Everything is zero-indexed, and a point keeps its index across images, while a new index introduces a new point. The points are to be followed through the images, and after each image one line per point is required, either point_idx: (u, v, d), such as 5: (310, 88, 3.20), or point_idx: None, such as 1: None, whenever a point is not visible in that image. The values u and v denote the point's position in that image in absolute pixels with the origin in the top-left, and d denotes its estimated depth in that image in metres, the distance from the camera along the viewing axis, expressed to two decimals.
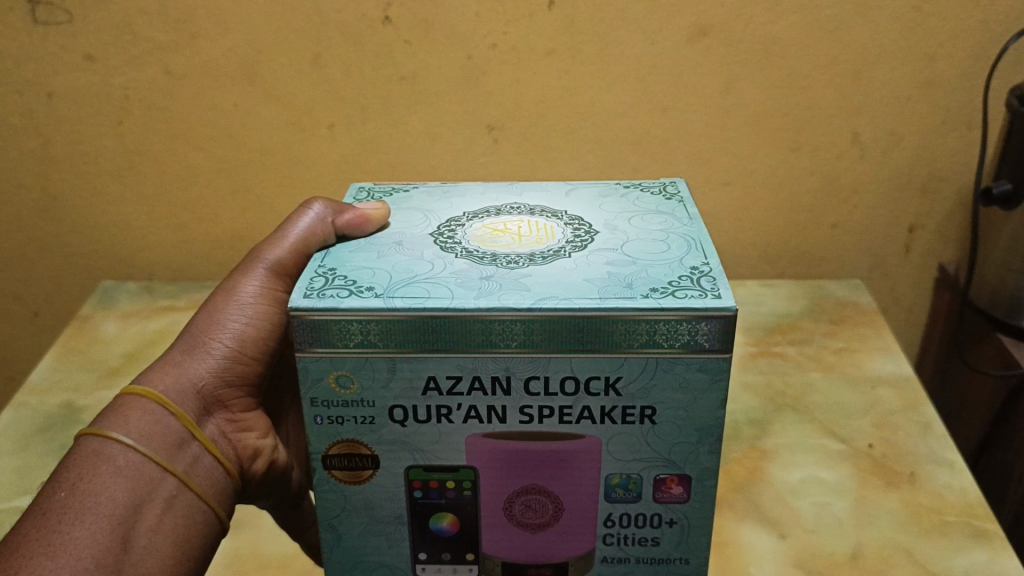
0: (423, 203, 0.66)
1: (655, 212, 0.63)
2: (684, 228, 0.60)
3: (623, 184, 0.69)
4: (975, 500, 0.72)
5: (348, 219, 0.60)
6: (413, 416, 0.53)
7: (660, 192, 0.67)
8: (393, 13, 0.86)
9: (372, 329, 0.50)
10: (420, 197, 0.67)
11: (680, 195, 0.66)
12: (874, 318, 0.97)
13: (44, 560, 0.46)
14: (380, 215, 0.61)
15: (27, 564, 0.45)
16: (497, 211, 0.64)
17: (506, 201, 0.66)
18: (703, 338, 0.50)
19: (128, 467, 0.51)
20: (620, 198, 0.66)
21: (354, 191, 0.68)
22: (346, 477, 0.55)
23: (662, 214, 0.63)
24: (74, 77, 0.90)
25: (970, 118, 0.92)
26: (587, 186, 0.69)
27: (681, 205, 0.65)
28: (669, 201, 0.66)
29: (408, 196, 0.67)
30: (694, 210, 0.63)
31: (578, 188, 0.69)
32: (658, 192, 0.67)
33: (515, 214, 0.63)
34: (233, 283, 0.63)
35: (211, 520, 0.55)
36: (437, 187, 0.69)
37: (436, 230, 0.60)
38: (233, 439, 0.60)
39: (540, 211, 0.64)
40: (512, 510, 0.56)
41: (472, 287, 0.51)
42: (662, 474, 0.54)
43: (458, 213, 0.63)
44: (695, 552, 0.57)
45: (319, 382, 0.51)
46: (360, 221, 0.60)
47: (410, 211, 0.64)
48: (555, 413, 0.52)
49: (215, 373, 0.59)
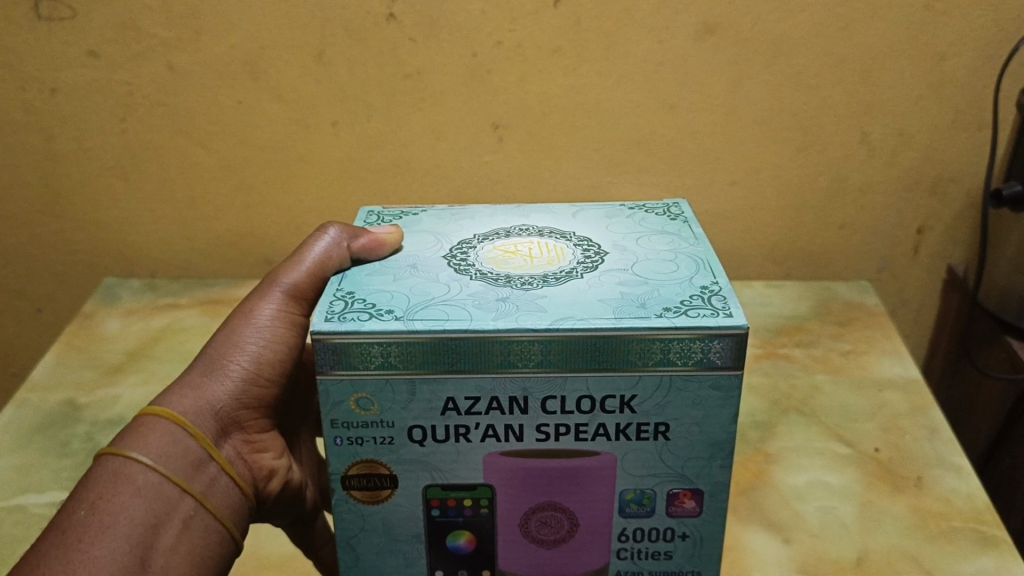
0: (435, 226, 0.65)
1: (662, 232, 0.63)
2: (692, 248, 0.59)
3: (628, 206, 0.69)
4: (983, 506, 0.72)
5: (362, 244, 0.60)
6: (432, 436, 0.52)
7: (664, 213, 0.67)
8: (397, 10, 0.85)
9: (393, 351, 0.49)
10: (431, 220, 0.66)
11: (684, 216, 0.66)
12: (882, 319, 0.96)
13: None
14: (394, 240, 0.61)
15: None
16: (506, 234, 0.63)
17: (514, 223, 0.65)
18: (716, 356, 0.49)
19: (148, 486, 0.50)
20: (626, 219, 0.66)
21: (365, 216, 0.67)
22: (364, 497, 0.54)
23: (668, 235, 0.62)
24: (77, 73, 0.89)
25: (981, 119, 0.91)
26: (592, 208, 0.69)
27: (685, 225, 0.64)
28: (674, 221, 0.65)
29: (420, 219, 0.66)
30: (699, 230, 0.62)
31: (583, 209, 0.68)
32: (662, 213, 0.67)
33: (524, 237, 0.62)
34: (249, 306, 0.62)
35: (225, 542, 0.54)
36: (446, 209, 0.69)
37: (449, 253, 0.59)
38: (249, 460, 0.59)
39: (549, 233, 0.63)
40: (528, 527, 0.55)
41: (490, 308, 0.50)
42: (675, 488, 0.54)
43: (469, 236, 0.63)
44: (707, 565, 0.57)
45: (340, 404, 0.51)
46: (374, 245, 0.60)
47: (422, 234, 0.63)
48: (571, 431, 0.52)
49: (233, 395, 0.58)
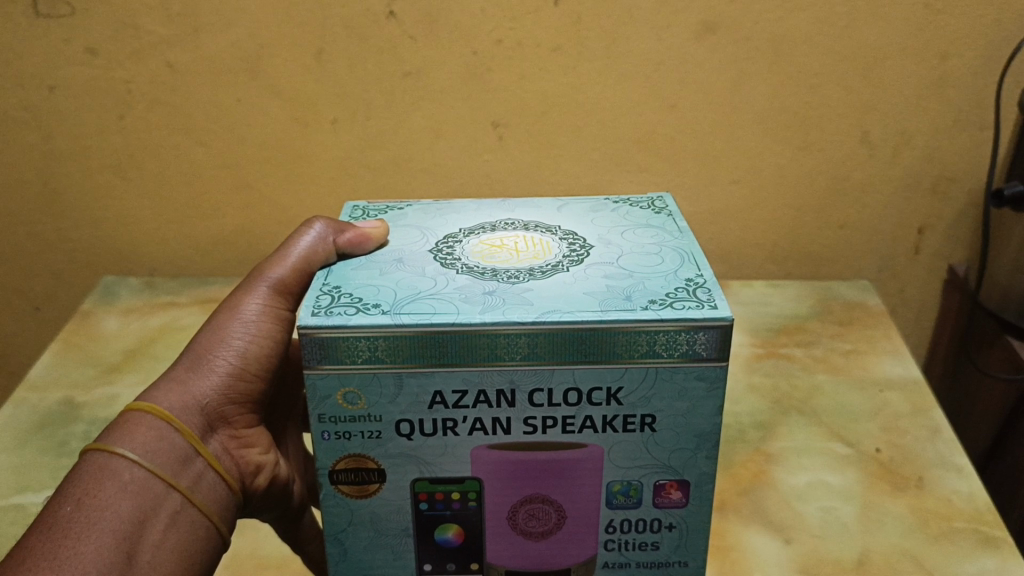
0: (419, 220, 0.65)
1: (646, 225, 0.62)
2: (676, 241, 0.59)
3: (613, 199, 0.68)
4: (984, 506, 0.71)
5: (347, 238, 0.59)
6: (419, 429, 0.51)
7: (648, 207, 0.66)
8: (397, 8, 0.85)
9: (380, 345, 0.49)
10: (415, 215, 0.66)
11: (669, 209, 0.65)
12: (882, 319, 0.96)
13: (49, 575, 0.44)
14: (380, 234, 0.60)
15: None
16: (492, 227, 0.63)
17: (500, 217, 0.65)
18: (701, 347, 0.49)
19: (133, 482, 0.50)
20: (611, 212, 0.66)
21: (349, 211, 0.67)
22: (352, 491, 0.53)
23: (652, 228, 0.62)
24: (76, 71, 0.89)
25: (982, 118, 0.91)
26: (577, 201, 0.68)
27: (670, 219, 0.64)
28: (659, 215, 0.65)
29: (404, 214, 0.66)
30: (684, 223, 0.62)
31: (568, 203, 0.68)
32: (646, 206, 0.66)
33: (510, 230, 0.62)
34: (235, 301, 0.62)
35: (212, 537, 0.54)
36: (430, 204, 0.69)
37: (435, 247, 0.59)
38: (236, 455, 0.58)
39: (535, 226, 0.63)
40: (516, 519, 0.55)
41: (477, 301, 0.50)
42: (662, 479, 0.54)
43: (454, 230, 0.62)
44: (694, 554, 0.56)
45: (327, 399, 0.50)
46: (360, 240, 0.59)
47: (407, 228, 0.63)
48: (558, 423, 0.52)
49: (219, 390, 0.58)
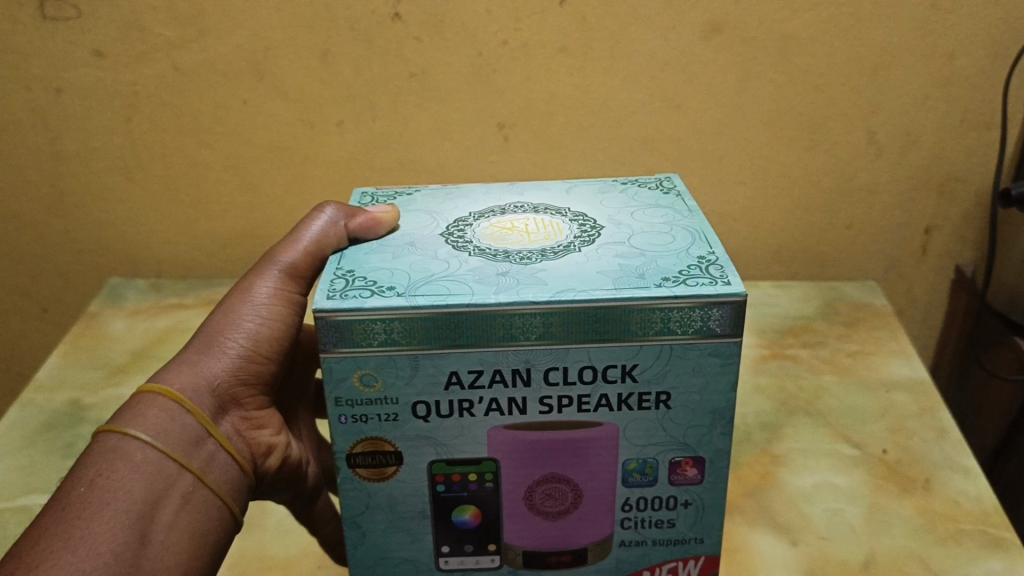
0: (429, 206, 0.65)
1: (655, 206, 0.62)
2: (686, 220, 0.59)
3: (620, 181, 0.69)
4: (991, 509, 0.71)
5: (359, 222, 0.60)
6: (436, 412, 0.51)
7: (657, 187, 0.67)
8: (402, 9, 0.85)
9: (396, 327, 0.48)
10: (424, 200, 0.66)
11: (677, 189, 0.66)
12: (889, 320, 0.95)
13: (64, 554, 0.45)
14: (390, 217, 0.61)
15: (46, 557, 0.44)
16: (501, 211, 0.63)
17: (509, 201, 0.65)
18: (715, 323, 0.49)
19: (147, 462, 0.50)
20: (619, 193, 0.66)
21: (358, 197, 0.67)
22: (370, 475, 0.53)
23: (662, 208, 0.62)
24: (83, 73, 0.90)
25: (989, 118, 0.91)
26: (585, 184, 0.68)
27: (678, 199, 0.64)
28: (667, 196, 0.65)
29: (413, 200, 0.66)
30: (692, 203, 0.62)
31: (576, 185, 0.68)
32: (655, 187, 0.67)
33: (520, 213, 0.62)
34: (247, 285, 0.62)
35: (225, 517, 0.54)
36: (439, 189, 0.69)
37: (446, 231, 0.59)
38: (247, 437, 0.58)
39: (544, 209, 0.63)
40: (532, 500, 0.55)
41: (491, 283, 0.50)
42: (676, 456, 0.54)
43: (464, 214, 0.62)
44: (711, 531, 0.56)
45: (343, 381, 0.50)
46: (371, 224, 0.59)
47: (417, 213, 0.63)
48: (574, 402, 0.51)
49: (230, 371, 0.58)
